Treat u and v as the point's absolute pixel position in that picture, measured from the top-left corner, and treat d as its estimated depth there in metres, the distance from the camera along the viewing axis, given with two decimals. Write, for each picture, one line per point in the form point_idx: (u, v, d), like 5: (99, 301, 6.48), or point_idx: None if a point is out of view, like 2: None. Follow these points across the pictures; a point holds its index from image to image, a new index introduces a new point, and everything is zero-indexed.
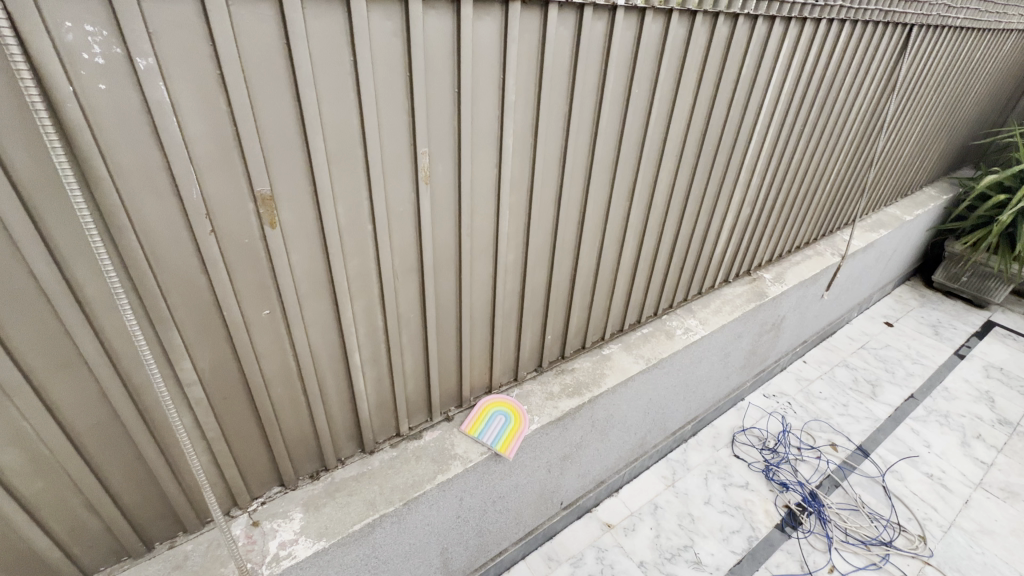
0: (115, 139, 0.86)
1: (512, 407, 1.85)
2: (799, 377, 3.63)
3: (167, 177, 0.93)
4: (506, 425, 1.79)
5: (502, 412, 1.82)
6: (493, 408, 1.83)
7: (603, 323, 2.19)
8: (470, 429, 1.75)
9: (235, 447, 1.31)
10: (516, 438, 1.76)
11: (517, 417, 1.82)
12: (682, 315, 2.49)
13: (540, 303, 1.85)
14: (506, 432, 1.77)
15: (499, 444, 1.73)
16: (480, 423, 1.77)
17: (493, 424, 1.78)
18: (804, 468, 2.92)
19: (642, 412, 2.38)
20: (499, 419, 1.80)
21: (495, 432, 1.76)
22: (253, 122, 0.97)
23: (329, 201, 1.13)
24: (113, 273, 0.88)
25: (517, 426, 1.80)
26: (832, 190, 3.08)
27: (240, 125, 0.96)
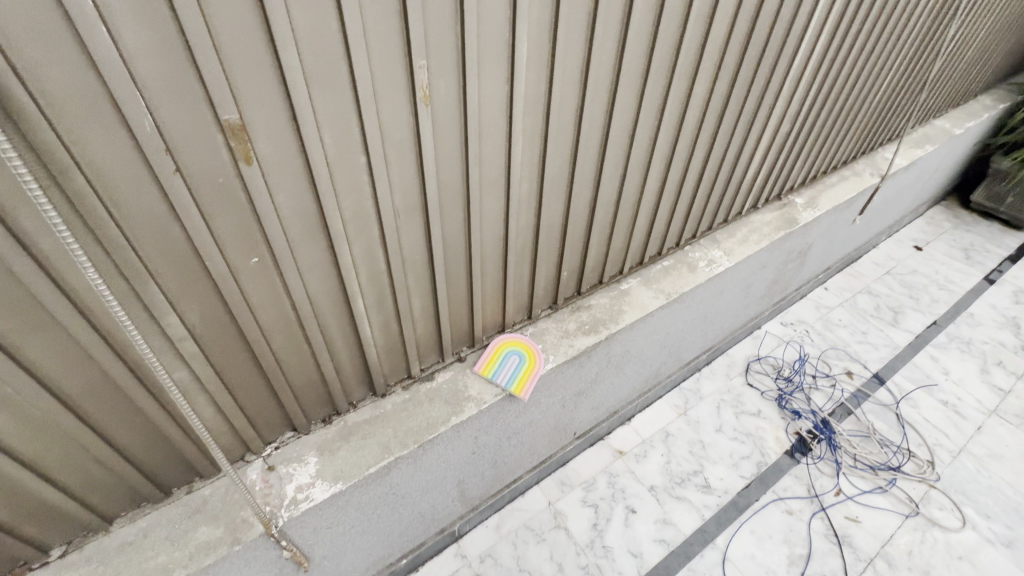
0: (30, 56, 0.68)
1: (526, 346, 1.78)
2: (819, 306, 3.52)
3: (111, 105, 0.77)
4: (521, 364, 1.74)
5: (516, 351, 1.76)
6: (506, 347, 1.76)
7: (622, 257, 2.05)
8: (483, 370, 1.70)
9: (240, 397, 1.26)
10: (531, 378, 1.71)
11: (532, 356, 1.76)
12: (706, 246, 2.33)
13: (556, 238, 1.71)
14: (521, 372, 1.71)
15: (514, 384, 1.68)
16: (494, 364, 1.72)
17: (507, 364, 1.73)
18: (817, 396, 2.91)
19: (658, 345, 2.32)
20: (513, 359, 1.75)
21: (509, 372, 1.71)
22: (206, 30, 0.78)
23: (312, 130, 0.96)
24: (63, 227, 0.75)
25: (532, 366, 1.74)
26: (881, 101, 2.75)
27: (189, 36, 0.77)
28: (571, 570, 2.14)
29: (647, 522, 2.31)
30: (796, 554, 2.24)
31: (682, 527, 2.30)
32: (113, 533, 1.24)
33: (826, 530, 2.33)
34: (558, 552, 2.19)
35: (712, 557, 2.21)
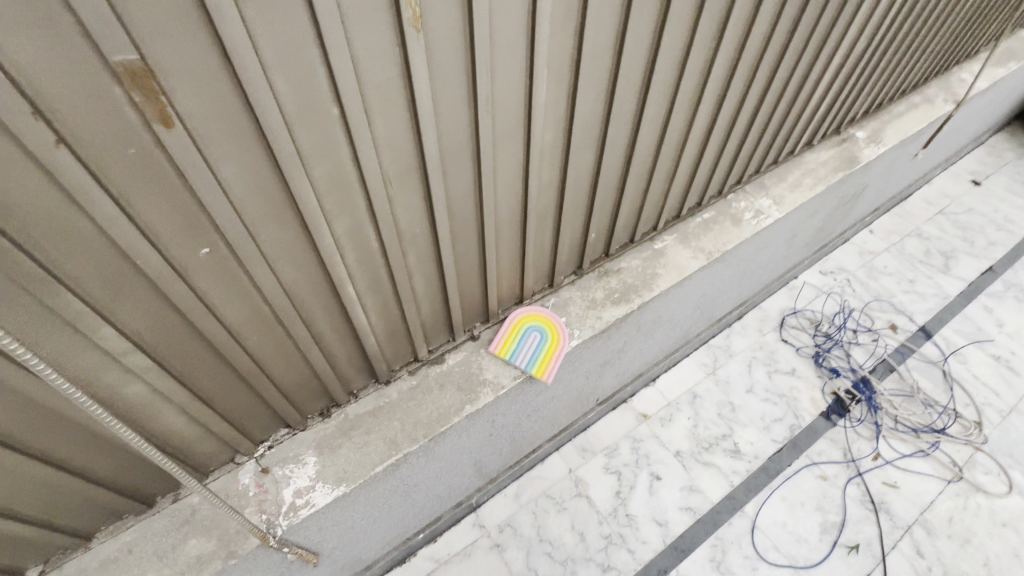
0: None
1: (548, 321, 1.55)
2: (862, 251, 3.21)
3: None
4: (542, 343, 1.52)
5: (536, 327, 1.54)
6: (525, 323, 1.54)
7: (657, 211, 1.76)
8: (499, 351, 1.49)
9: (218, 403, 1.07)
10: (554, 360, 1.51)
11: (554, 333, 1.54)
12: (752, 193, 2.01)
13: (583, 194, 1.43)
14: (542, 352, 1.51)
15: (535, 368, 1.48)
16: (511, 343, 1.51)
17: (526, 343, 1.52)
18: (857, 353, 2.70)
19: (692, 307, 2.08)
20: (533, 336, 1.53)
21: (529, 353, 1.50)
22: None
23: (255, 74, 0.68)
24: None
25: (555, 345, 1.52)
26: (972, 6, 2.27)
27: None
28: (594, 539, 2.07)
29: (672, 489, 2.21)
30: (830, 521, 2.14)
31: (710, 494, 2.20)
32: (94, 550, 1.11)
33: (862, 496, 2.21)
34: (579, 521, 2.11)
35: (741, 526, 2.12)
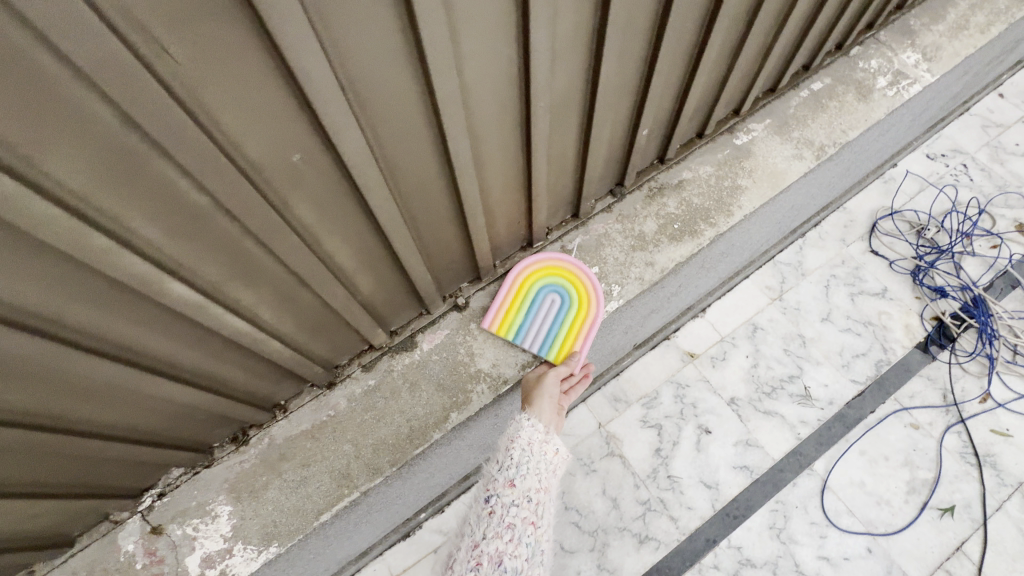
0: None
1: (571, 277, 1.06)
2: (987, 124, 2.42)
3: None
4: (563, 310, 1.06)
5: (554, 287, 1.07)
6: (537, 283, 1.07)
7: (743, 85, 1.11)
8: (497, 327, 1.04)
9: (28, 486, 0.73)
10: (582, 338, 1.03)
11: (582, 296, 1.05)
12: (888, 46, 1.29)
13: (631, 59, 0.82)
14: (563, 327, 1.05)
15: (551, 350, 1.04)
16: (516, 313, 1.05)
17: (540, 312, 1.06)
18: (971, 265, 2.10)
19: (773, 225, 1.49)
20: (550, 300, 1.07)
21: (543, 328, 1.05)
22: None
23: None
24: None
25: (583, 315, 1.05)
26: None
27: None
28: (628, 506, 1.74)
29: (724, 445, 1.82)
30: (919, 479, 1.75)
31: (771, 451, 1.80)
32: None
33: (962, 448, 1.79)
34: (612, 486, 1.77)
35: (808, 487, 1.75)
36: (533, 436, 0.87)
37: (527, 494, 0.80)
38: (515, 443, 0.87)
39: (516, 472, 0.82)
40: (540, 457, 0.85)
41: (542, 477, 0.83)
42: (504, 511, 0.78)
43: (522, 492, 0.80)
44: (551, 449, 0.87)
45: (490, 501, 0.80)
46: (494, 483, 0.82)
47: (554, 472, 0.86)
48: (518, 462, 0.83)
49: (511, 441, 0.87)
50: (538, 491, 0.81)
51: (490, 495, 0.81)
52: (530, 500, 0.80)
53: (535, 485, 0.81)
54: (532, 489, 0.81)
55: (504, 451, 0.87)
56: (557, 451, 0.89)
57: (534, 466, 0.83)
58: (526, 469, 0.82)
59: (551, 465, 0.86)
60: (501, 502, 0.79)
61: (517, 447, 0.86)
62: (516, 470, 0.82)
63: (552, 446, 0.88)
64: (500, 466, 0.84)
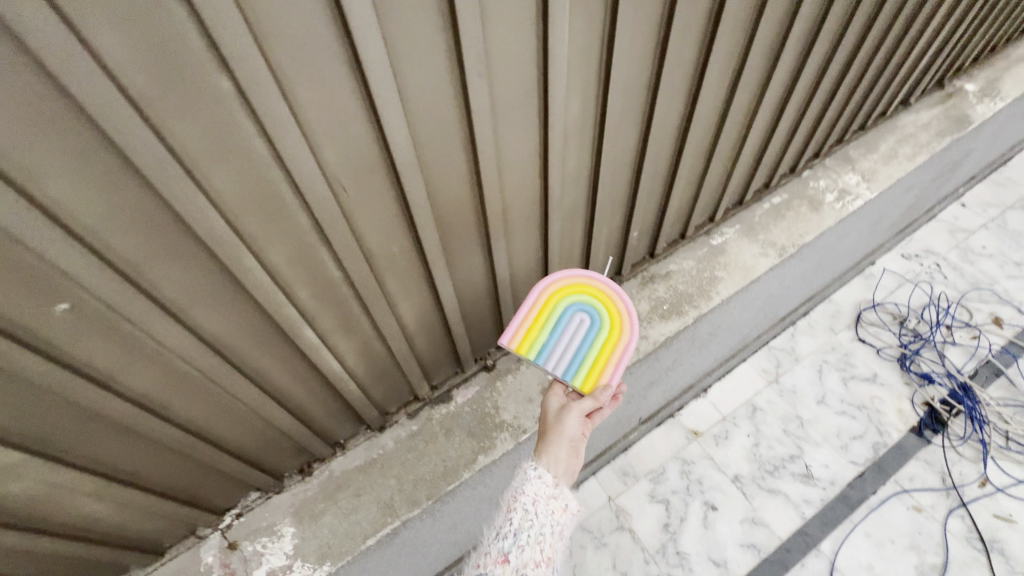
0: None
1: (602, 298, 1.06)
2: (953, 230, 2.72)
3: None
4: (593, 333, 1.05)
5: (584, 305, 1.06)
6: (566, 300, 1.06)
7: (714, 199, 1.42)
8: (524, 344, 1.02)
9: (152, 482, 0.86)
10: (612, 366, 1.02)
11: (614, 319, 1.05)
12: (833, 169, 1.63)
13: (622, 183, 1.13)
14: (592, 351, 1.04)
15: (579, 376, 1.02)
16: (543, 330, 1.04)
17: (568, 333, 1.05)
18: (954, 354, 2.26)
19: (755, 311, 1.72)
20: (580, 319, 1.05)
21: (571, 349, 1.04)
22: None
23: (42, 19, 0.45)
24: None
25: (613, 340, 1.04)
26: None
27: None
28: None
29: (731, 522, 1.89)
30: (928, 564, 1.77)
31: (777, 529, 1.86)
32: None
33: (968, 532, 1.82)
34: (622, 560, 1.83)
35: (817, 568, 1.78)
36: (538, 496, 0.87)
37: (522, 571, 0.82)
38: (519, 503, 0.87)
39: (511, 546, 0.83)
40: (542, 521, 0.86)
41: (541, 546, 0.85)
42: None
43: (516, 569, 0.82)
44: (555, 510, 0.88)
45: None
46: (489, 555, 0.84)
47: (557, 535, 0.87)
48: (516, 531, 0.84)
49: (514, 501, 0.88)
50: (533, 567, 0.83)
51: (484, 569, 0.84)
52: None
53: (531, 559, 0.83)
54: (527, 565, 0.83)
55: (506, 513, 0.88)
56: (564, 508, 0.89)
57: (533, 535, 0.84)
58: (523, 541, 0.84)
59: (554, 527, 0.87)
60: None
61: (518, 511, 0.87)
62: (512, 542, 0.84)
63: (559, 504, 0.89)
64: (499, 533, 0.86)
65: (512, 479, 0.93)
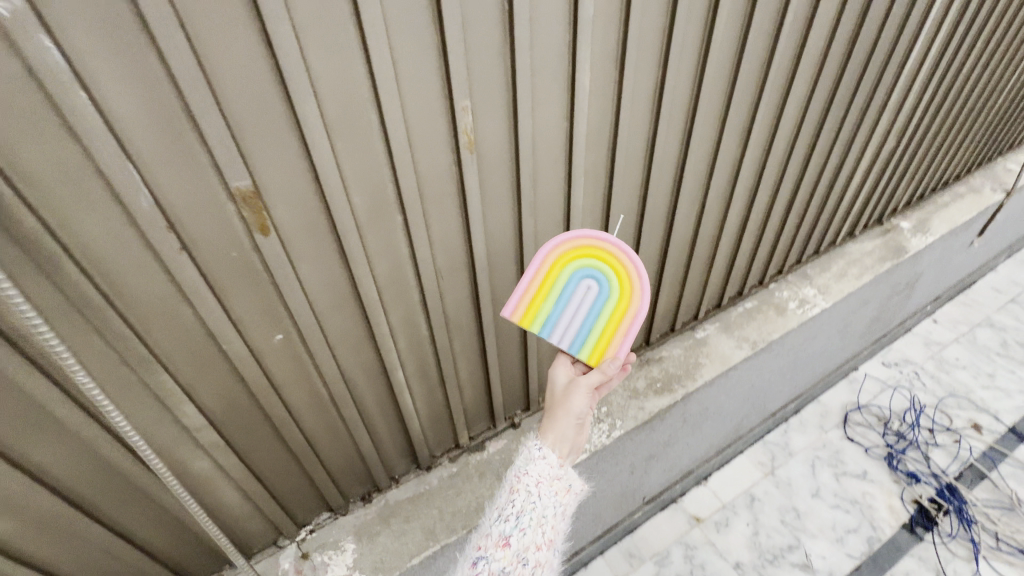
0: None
1: (613, 265, 1.02)
2: (928, 342, 3.02)
3: (88, 157, 0.62)
4: (601, 301, 1.03)
5: (592, 272, 1.02)
6: (575, 266, 1.02)
7: (696, 301, 1.80)
8: (527, 313, 1.03)
9: (270, 482, 1.13)
10: (619, 337, 1.04)
11: (624, 286, 1.02)
12: (794, 283, 2.02)
13: None
14: (600, 321, 1.04)
15: (586, 349, 1.04)
16: (548, 301, 1.03)
17: (574, 302, 1.04)
18: (938, 456, 2.44)
19: (741, 400, 2.01)
20: (587, 287, 1.03)
21: (578, 320, 1.04)
22: (206, 75, 0.62)
23: (308, 194, 0.79)
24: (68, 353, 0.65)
25: (622, 307, 1.03)
26: (998, 107, 2.37)
27: (178, 73, 0.60)
28: None
29: None
30: None
31: None
32: None
33: None
34: None
35: None
36: (541, 478, 0.92)
37: (522, 555, 0.86)
38: (521, 486, 0.91)
39: (513, 530, 0.87)
40: (544, 504, 0.90)
41: (542, 529, 0.89)
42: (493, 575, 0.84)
43: (516, 553, 0.86)
44: (557, 492, 0.93)
45: (483, 559, 0.86)
46: (491, 537, 0.88)
47: (559, 517, 0.92)
48: (519, 514, 0.88)
49: (517, 483, 0.93)
50: (533, 550, 0.87)
51: (484, 551, 0.87)
52: (524, 560, 0.86)
53: (531, 543, 0.87)
54: (527, 549, 0.87)
55: (509, 495, 0.92)
56: (565, 490, 0.94)
57: (535, 518, 0.89)
58: (525, 525, 0.88)
59: (555, 509, 0.92)
60: (493, 563, 0.85)
61: (521, 493, 0.91)
62: (513, 525, 0.87)
63: (561, 486, 0.94)
64: (501, 515, 0.90)
65: (515, 460, 0.97)
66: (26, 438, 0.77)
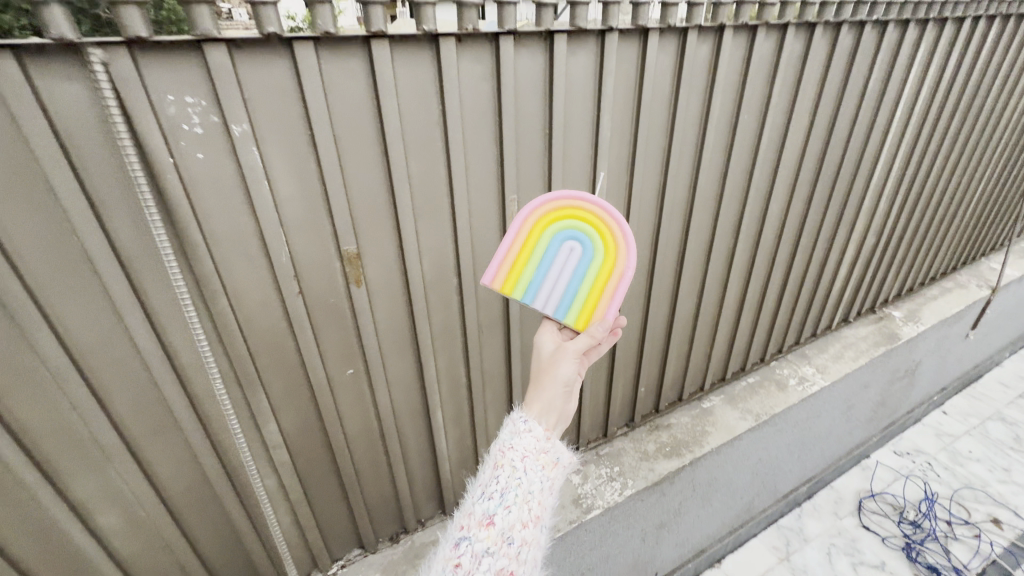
0: (202, 188, 0.81)
1: (593, 223, 0.95)
2: (940, 433, 3.05)
3: (253, 222, 0.88)
4: (586, 262, 0.95)
5: (574, 233, 0.95)
6: (555, 228, 0.95)
7: (701, 372, 1.97)
8: (507, 280, 0.95)
9: (317, 509, 1.26)
10: (607, 298, 0.95)
11: (609, 245, 0.95)
12: (794, 362, 2.19)
13: (632, 351, 1.70)
14: (586, 284, 0.95)
15: (572, 314, 0.95)
16: (529, 266, 0.95)
17: (556, 267, 0.95)
18: (957, 549, 2.40)
19: (749, 474, 2.08)
20: (570, 248, 0.95)
21: (562, 284, 0.95)
22: (341, 170, 0.90)
23: (392, 257, 1.04)
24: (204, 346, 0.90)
25: (609, 268, 0.95)
26: (972, 214, 2.65)
27: (325, 168, 0.88)
28: None
29: None
30: None
31: None
32: None
33: None
34: None
35: None
36: (528, 449, 0.74)
37: (507, 537, 0.67)
38: (504, 459, 0.73)
39: (497, 508, 0.68)
40: (532, 478, 0.72)
41: (531, 506, 0.70)
42: (474, 562, 0.66)
43: (501, 533, 0.67)
44: (546, 465, 0.74)
45: (463, 543, 0.67)
46: (470, 518, 0.69)
47: (549, 493, 0.74)
48: (503, 490, 0.70)
49: (499, 457, 0.73)
50: (520, 530, 0.68)
51: (463, 533, 0.68)
52: (511, 542, 0.67)
53: (518, 521, 0.69)
54: (514, 528, 0.68)
55: (490, 471, 0.73)
56: (555, 464, 0.76)
57: (522, 494, 0.70)
58: (511, 501, 0.69)
59: (545, 483, 0.73)
60: (475, 546, 0.66)
61: (504, 468, 0.72)
62: (497, 503, 0.69)
63: (550, 458, 0.75)
64: (481, 492, 0.71)
65: (496, 432, 0.78)
66: (148, 436, 0.96)
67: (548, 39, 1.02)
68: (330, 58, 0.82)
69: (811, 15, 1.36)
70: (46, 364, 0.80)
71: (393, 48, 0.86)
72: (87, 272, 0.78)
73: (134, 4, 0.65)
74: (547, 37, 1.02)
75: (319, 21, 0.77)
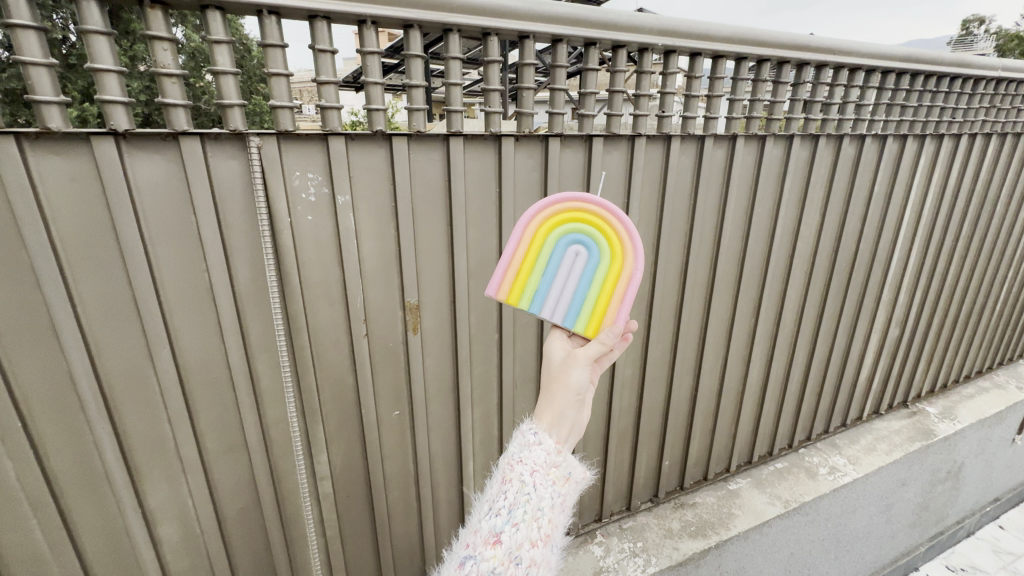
0: (307, 243, 1.01)
1: (597, 223, 1.03)
2: (997, 549, 2.79)
3: (339, 273, 1.06)
4: (592, 267, 1.03)
5: (579, 238, 1.03)
6: (560, 228, 1.03)
7: (726, 453, 1.98)
8: (515, 282, 1.02)
9: (348, 549, 1.32)
10: (615, 301, 1.01)
11: (614, 245, 1.03)
12: (824, 451, 2.16)
13: (657, 422, 1.74)
14: (593, 288, 1.02)
15: (581, 319, 1.01)
16: (536, 268, 1.03)
17: (562, 271, 1.03)
18: None
19: (783, 570, 1.97)
20: (575, 253, 1.03)
21: (569, 288, 1.02)
22: (412, 234, 1.10)
23: (443, 310, 1.21)
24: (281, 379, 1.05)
25: (615, 271, 1.02)
26: (1000, 314, 2.68)
27: (401, 231, 1.08)
28: None
29: None
30: None
31: None
32: None
33: None
34: None
35: None
36: (537, 465, 0.79)
37: (514, 555, 0.72)
38: (514, 475, 0.78)
39: (504, 525, 0.74)
40: (541, 494, 0.77)
41: (539, 524, 0.75)
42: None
43: (507, 552, 0.72)
44: (556, 481, 0.79)
45: (469, 561, 0.72)
46: (478, 534, 0.74)
47: (558, 510, 0.78)
48: (511, 506, 0.75)
49: (509, 472, 0.79)
50: (528, 549, 0.73)
51: (470, 551, 0.73)
52: (517, 562, 0.72)
53: (527, 539, 0.73)
54: (521, 547, 0.73)
55: (500, 485, 0.78)
56: (567, 479, 0.81)
57: (530, 511, 0.75)
58: (519, 519, 0.74)
59: (555, 501, 0.78)
60: (481, 564, 0.71)
61: (514, 483, 0.77)
62: (505, 520, 0.74)
63: (560, 474, 0.80)
64: (490, 509, 0.76)
65: (507, 446, 0.83)
66: (219, 455, 1.08)
67: (588, 140, 1.24)
68: (417, 149, 1.06)
69: (813, 127, 1.58)
70: (159, 377, 0.96)
71: (466, 144, 1.10)
72: (207, 303, 0.97)
73: (287, 109, 0.92)
74: (587, 139, 1.24)
75: (413, 123, 1.03)
